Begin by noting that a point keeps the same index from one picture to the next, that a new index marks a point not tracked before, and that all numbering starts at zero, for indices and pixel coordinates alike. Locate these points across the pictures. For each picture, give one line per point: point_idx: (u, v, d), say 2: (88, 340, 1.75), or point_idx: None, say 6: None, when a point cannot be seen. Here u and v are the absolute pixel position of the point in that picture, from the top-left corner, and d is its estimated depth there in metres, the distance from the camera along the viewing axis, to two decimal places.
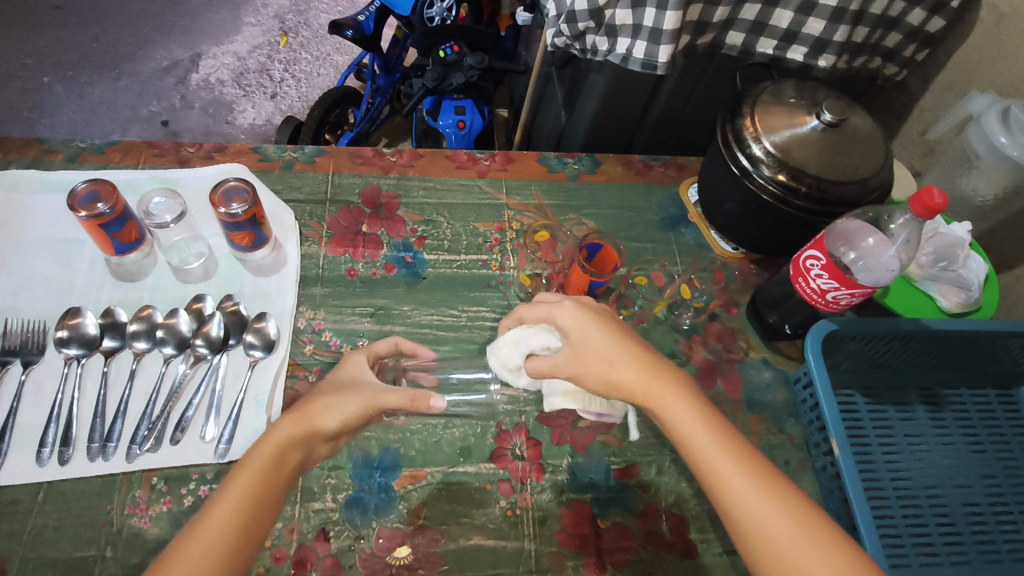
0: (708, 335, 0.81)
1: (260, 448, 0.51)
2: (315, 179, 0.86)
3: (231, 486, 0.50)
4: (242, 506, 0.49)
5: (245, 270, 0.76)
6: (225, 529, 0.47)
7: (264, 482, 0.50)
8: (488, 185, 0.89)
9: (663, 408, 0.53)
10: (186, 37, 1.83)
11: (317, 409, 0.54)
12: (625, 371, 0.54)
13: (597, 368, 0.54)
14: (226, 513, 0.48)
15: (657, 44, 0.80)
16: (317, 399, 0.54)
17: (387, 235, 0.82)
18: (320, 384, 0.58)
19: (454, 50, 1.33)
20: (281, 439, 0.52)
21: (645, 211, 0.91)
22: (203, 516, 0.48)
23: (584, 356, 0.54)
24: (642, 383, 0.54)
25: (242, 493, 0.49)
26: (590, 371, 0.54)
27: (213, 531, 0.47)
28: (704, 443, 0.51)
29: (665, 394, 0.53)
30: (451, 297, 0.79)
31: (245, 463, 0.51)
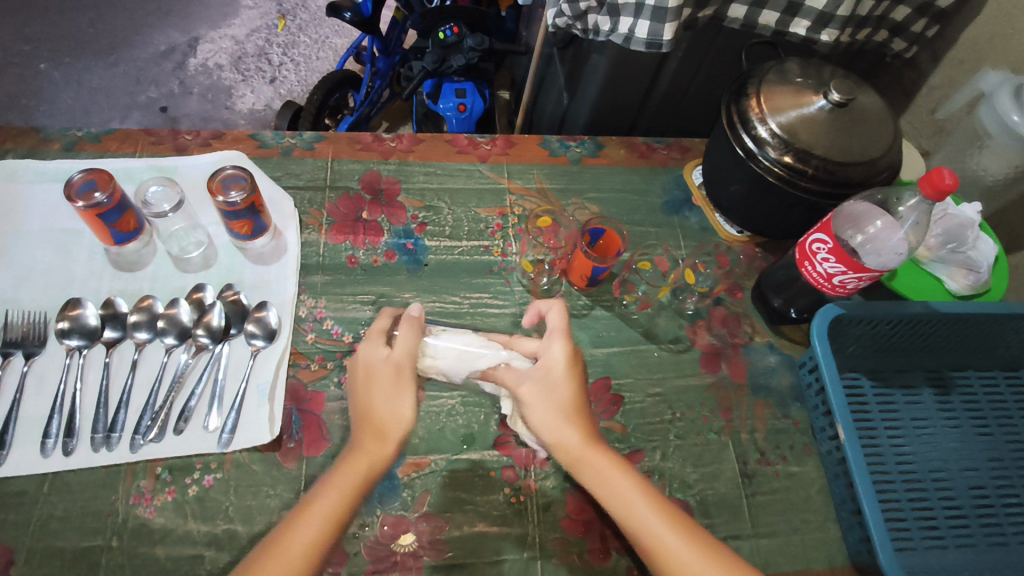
0: (712, 319, 0.80)
1: (341, 471, 0.56)
2: (314, 165, 0.84)
3: (324, 490, 0.55)
4: (322, 529, 0.53)
5: (245, 259, 0.75)
6: (304, 547, 0.51)
7: (344, 499, 0.54)
8: (490, 170, 0.88)
9: (597, 475, 0.56)
10: (183, 21, 1.81)
11: (389, 413, 0.58)
12: (569, 425, 0.57)
13: (539, 411, 0.58)
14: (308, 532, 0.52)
15: (661, 23, 0.81)
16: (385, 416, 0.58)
17: (388, 222, 0.81)
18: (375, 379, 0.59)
19: (453, 31, 1.31)
20: (365, 467, 0.56)
21: (649, 194, 0.89)
22: (287, 528, 0.52)
23: (549, 391, 0.58)
24: (580, 449, 0.57)
25: (335, 498, 0.54)
26: (547, 415, 0.58)
27: (298, 545, 0.51)
28: (638, 510, 0.54)
29: (598, 466, 0.56)
30: (453, 284, 0.78)
31: (317, 498, 0.54)
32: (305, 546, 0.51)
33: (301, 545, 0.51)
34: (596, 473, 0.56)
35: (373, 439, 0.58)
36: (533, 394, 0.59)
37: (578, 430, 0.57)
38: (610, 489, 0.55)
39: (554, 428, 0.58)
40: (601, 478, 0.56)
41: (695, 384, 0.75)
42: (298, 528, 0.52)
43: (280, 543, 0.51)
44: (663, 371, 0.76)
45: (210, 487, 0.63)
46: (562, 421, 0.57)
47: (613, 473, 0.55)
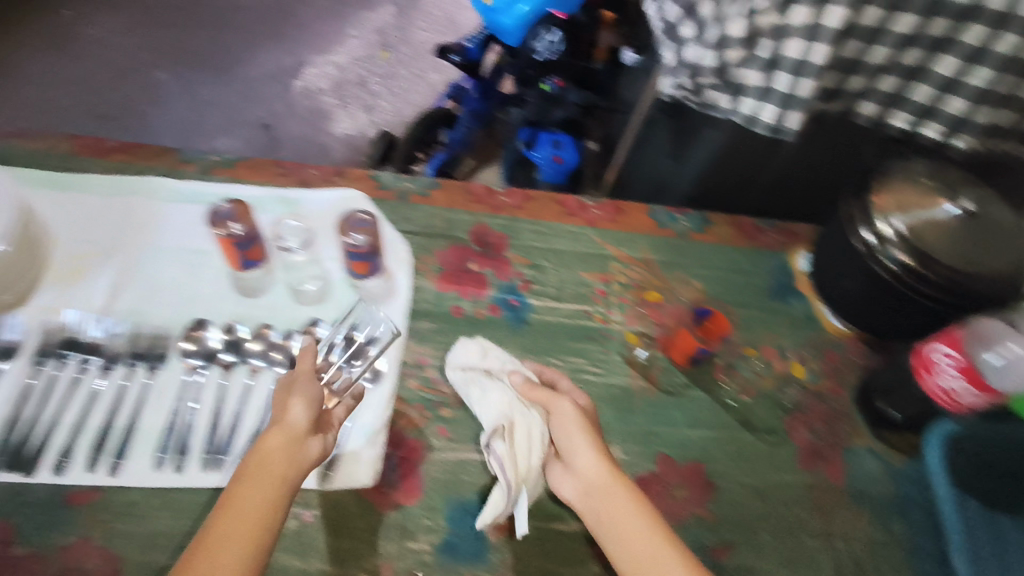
0: (812, 414, 0.78)
1: (230, 509, 0.50)
2: (427, 212, 0.87)
3: (237, 494, 0.52)
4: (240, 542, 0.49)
5: (357, 297, 0.78)
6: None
7: (250, 540, 0.49)
8: (596, 235, 0.89)
9: (613, 509, 0.61)
10: (293, 45, 1.91)
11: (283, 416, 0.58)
12: (589, 446, 0.65)
13: (576, 445, 0.65)
14: (229, 525, 0.49)
15: (788, 110, 0.82)
16: (269, 454, 0.55)
17: (494, 276, 0.83)
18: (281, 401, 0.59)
19: (558, 84, 1.34)
20: (275, 455, 0.55)
21: (753, 276, 0.89)
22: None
23: (573, 426, 0.66)
24: (602, 477, 0.63)
25: (253, 503, 0.51)
26: (574, 433, 0.66)
27: (226, 549, 0.48)
28: (653, 553, 0.57)
29: (610, 493, 0.61)
30: (554, 347, 0.79)
31: (228, 502, 0.51)
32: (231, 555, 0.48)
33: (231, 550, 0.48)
34: (619, 510, 0.60)
35: (278, 438, 0.56)
36: (572, 410, 0.67)
37: (602, 462, 0.63)
38: (618, 518, 0.60)
39: (582, 455, 0.64)
40: (619, 511, 0.60)
41: (792, 481, 0.73)
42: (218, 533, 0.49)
43: (208, 546, 0.48)
44: (759, 462, 0.74)
45: (307, 523, 0.64)
46: (586, 443, 0.65)
47: (630, 505, 0.60)
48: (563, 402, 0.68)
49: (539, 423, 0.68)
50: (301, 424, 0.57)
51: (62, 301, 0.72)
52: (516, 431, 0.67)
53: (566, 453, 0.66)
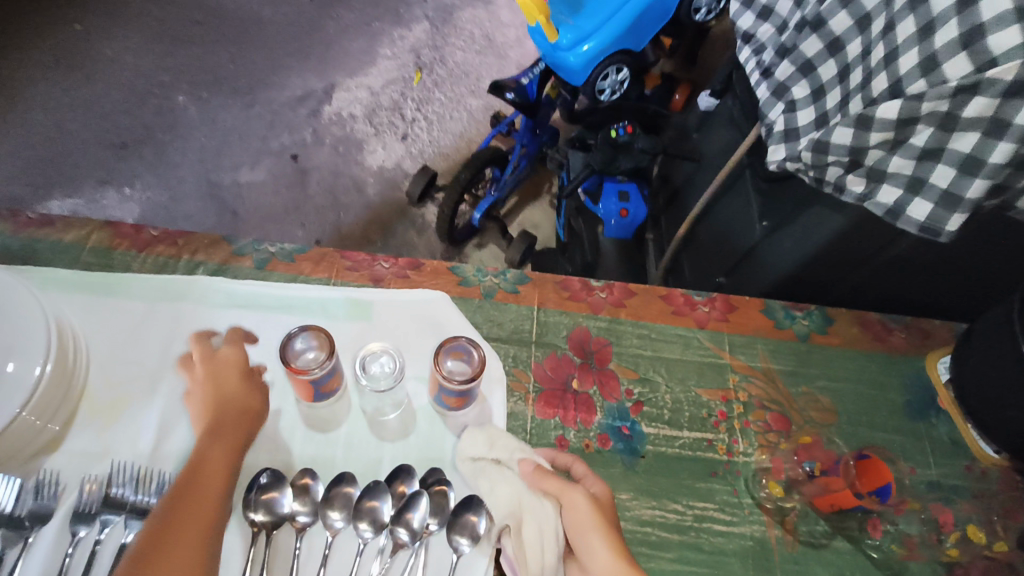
0: (974, 570, 0.67)
1: (207, 471, 0.53)
2: (518, 314, 0.75)
3: (209, 459, 0.54)
4: (220, 495, 0.52)
5: (446, 428, 0.66)
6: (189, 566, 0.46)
7: (220, 500, 0.52)
8: (709, 339, 0.77)
9: None
10: (321, 65, 1.77)
11: (239, 403, 0.59)
12: (605, 546, 0.55)
13: (587, 545, 0.56)
14: (211, 492, 0.51)
15: (951, 212, 0.69)
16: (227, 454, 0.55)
17: (600, 395, 0.71)
18: (215, 390, 0.59)
19: (627, 130, 1.23)
20: (235, 441, 0.56)
21: (888, 389, 0.77)
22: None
23: (585, 525, 0.57)
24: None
25: (219, 470, 0.53)
26: (586, 529, 0.57)
27: (207, 504, 0.50)
28: None
29: None
30: (675, 487, 0.67)
31: (203, 467, 0.53)
32: (208, 515, 0.50)
33: (209, 502, 0.51)
34: None
35: (236, 430, 0.57)
36: (582, 501, 0.57)
37: (616, 561, 0.54)
38: None
39: (592, 554, 0.55)
40: None
41: None
42: (199, 491, 0.51)
43: (187, 506, 0.50)
44: None
45: None
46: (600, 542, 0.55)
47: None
48: (573, 493, 0.58)
49: (551, 517, 0.59)
50: (257, 410, 0.60)
51: (102, 446, 0.60)
52: (525, 529, 0.59)
53: (582, 556, 0.57)
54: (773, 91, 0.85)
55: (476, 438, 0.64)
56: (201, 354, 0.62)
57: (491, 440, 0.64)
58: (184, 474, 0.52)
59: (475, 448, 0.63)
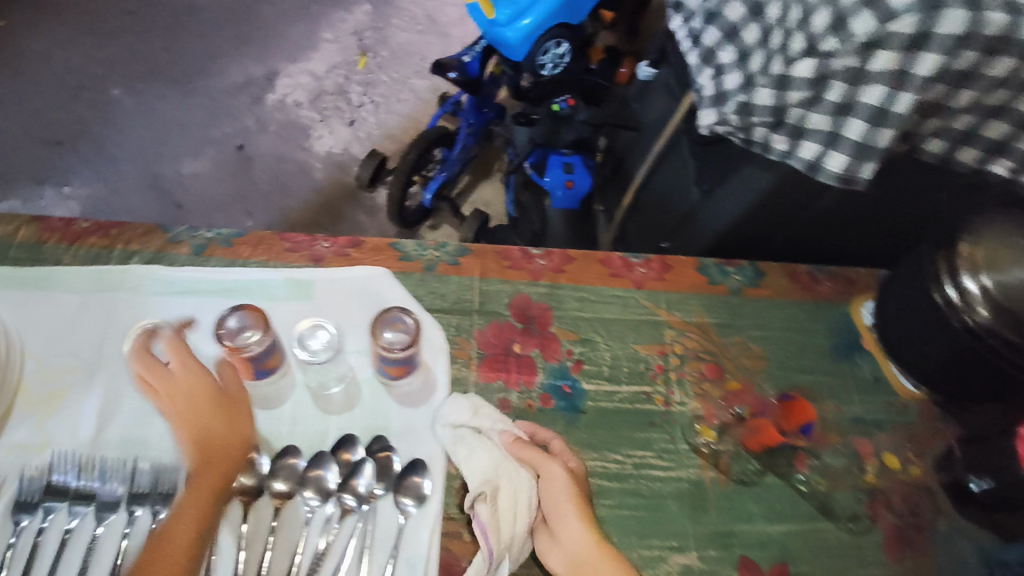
0: (892, 494, 0.72)
1: (192, 509, 0.56)
2: (459, 284, 0.76)
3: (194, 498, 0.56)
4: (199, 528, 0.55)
5: (390, 398, 0.68)
6: (185, 546, 0.54)
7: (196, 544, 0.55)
8: (646, 298, 0.80)
9: None
10: (261, 51, 1.74)
11: (236, 430, 0.60)
12: (580, 520, 0.61)
13: (561, 514, 0.62)
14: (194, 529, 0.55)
15: (863, 162, 0.74)
16: (223, 433, 0.59)
17: (542, 358, 0.73)
18: (187, 401, 0.60)
19: (568, 103, 1.25)
20: (221, 474, 0.58)
21: (815, 334, 0.81)
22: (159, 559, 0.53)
23: (561, 498, 0.62)
24: (583, 547, 0.60)
25: (199, 511, 0.56)
26: (562, 501, 0.62)
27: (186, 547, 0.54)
28: None
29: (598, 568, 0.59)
30: (613, 439, 0.70)
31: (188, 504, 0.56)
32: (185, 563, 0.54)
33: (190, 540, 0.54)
34: None
35: (225, 463, 0.58)
36: (561, 475, 0.63)
37: (589, 532, 0.61)
38: None
39: (565, 524, 0.61)
40: None
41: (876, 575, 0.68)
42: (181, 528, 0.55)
43: (171, 551, 0.53)
44: (842, 556, 0.69)
45: None
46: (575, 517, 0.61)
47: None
48: (551, 466, 0.64)
49: (526, 487, 0.64)
50: (245, 437, 0.61)
51: (41, 437, 0.61)
52: (501, 496, 0.63)
53: (555, 524, 0.62)
54: (702, 58, 0.86)
55: (462, 407, 0.67)
56: (145, 369, 0.62)
57: (478, 409, 0.67)
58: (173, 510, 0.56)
59: (461, 415, 0.66)
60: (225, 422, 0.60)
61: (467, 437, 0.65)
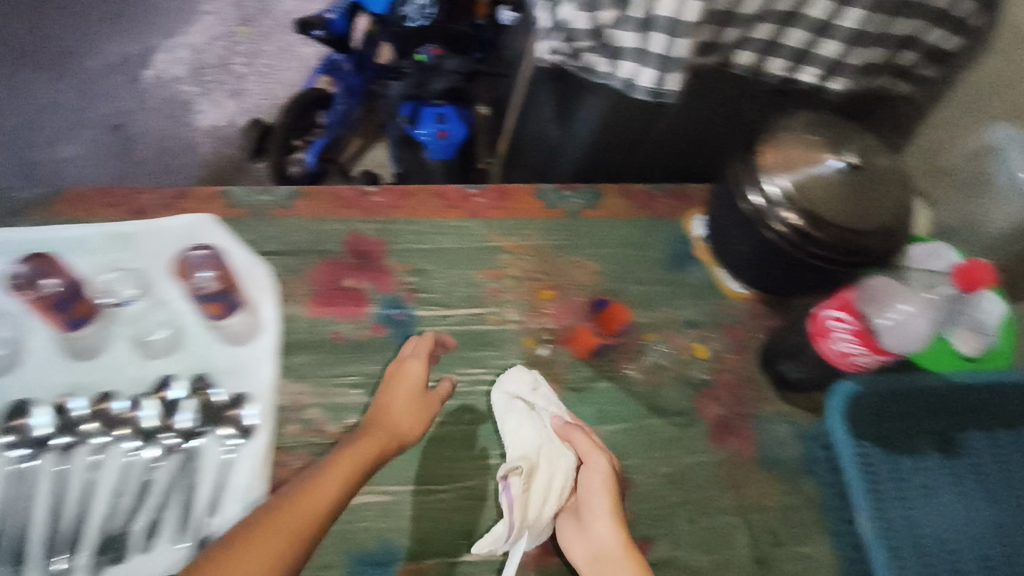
0: (720, 387, 0.77)
1: (324, 479, 0.56)
2: (291, 226, 0.77)
3: (329, 471, 0.57)
4: (336, 497, 0.55)
5: (217, 339, 0.68)
6: (318, 509, 0.53)
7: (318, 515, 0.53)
8: (484, 226, 0.82)
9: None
10: (135, 28, 1.68)
11: (395, 422, 0.64)
12: (609, 512, 0.63)
13: (595, 505, 0.63)
14: (326, 495, 0.54)
15: (666, 73, 0.77)
16: (407, 424, 0.64)
17: (375, 290, 0.75)
18: (389, 399, 0.66)
19: (432, 53, 1.24)
20: (367, 452, 0.60)
21: (650, 248, 0.85)
22: (291, 501, 0.53)
23: (598, 492, 0.64)
24: (614, 542, 0.61)
25: (336, 483, 0.56)
26: (597, 492, 0.64)
27: (311, 510, 0.53)
28: None
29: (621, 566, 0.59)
30: (446, 360, 0.73)
31: (323, 476, 0.56)
32: (303, 520, 0.52)
33: (323, 502, 0.54)
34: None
35: (373, 444, 0.61)
36: (604, 465, 0.65)
37: (619, 531, 0.62)
38: None
39: (597, 517, 0.62)
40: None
41: (703, 461, 0.73)
42: (316, 494, 0.54)
43: (286, 510, 0.52)
44: (671, 448, 0.73)
45: None
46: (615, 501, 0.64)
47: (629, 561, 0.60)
48: (597, 455, 0.66)
49: (569, 468, 0.66)
50: (408, 433, 0.64)
51: None
52: (537, 476, 0.65)
53: (584, 512, 0.64)
54: None
55: (513, 382, 0.71)
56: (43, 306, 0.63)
57: (536, 387, 0.71)
58: (302, 480, 0.56)
59: (514, 388, 0.70)
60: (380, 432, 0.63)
61: (500, 414, 0.69)
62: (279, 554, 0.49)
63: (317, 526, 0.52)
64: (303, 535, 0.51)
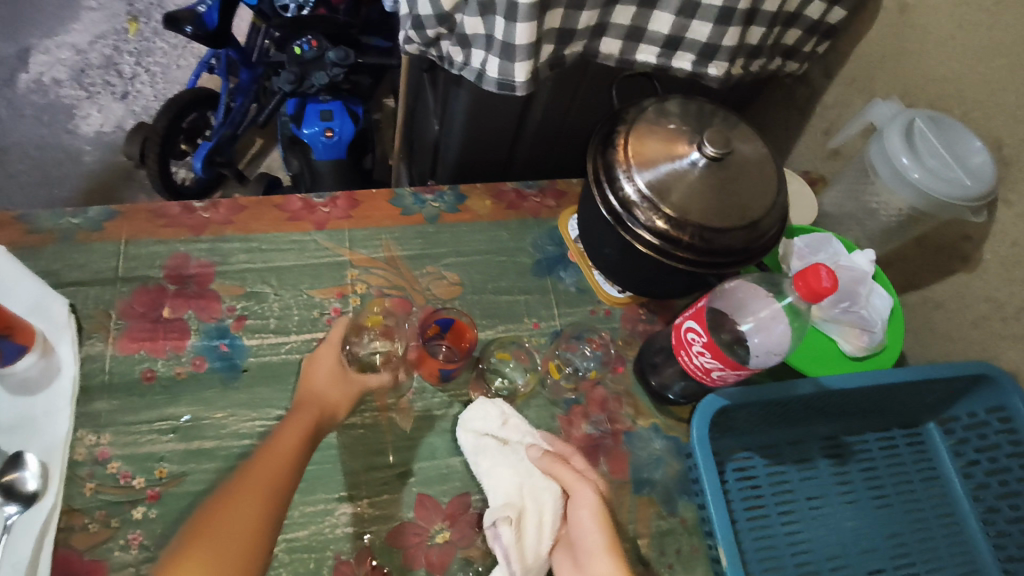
0: (590, 404, 0.70)
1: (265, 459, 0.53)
2: (100, 252, 0.68)
3: (276, 449, 0.54)
4: (286, 471, 0.52)
5: (2, 387, 0.60)
6: (270, 484, 0.51)
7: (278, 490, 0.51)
8: (327, 238, 0.74)
9: None
10: (10, 28, 1.55)
11: (321, 394, 0.60)
12: (606, 549, 0.55)
13: (587, 544, 0.56)
14: (275, 473, 0.52)
15: (512, 62, 0.69)
16: (337, 395, 0.60)
17: (197, 318, 0.67)
18: (308, 382, 0.60)
19: (312, 45, 1.17)
20: (300, 430, 0.56)
21: (518, 253, 0.78)
22: (253, 467, 0.52)
23: (592, 525, 0.57)
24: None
25: (287, 459, 0.53)
26: (591, 527, 0.57)
27: (263, 487, 0.50)
28: None
29: None
30: (278, 392, 0.65)
31: (268, 453, 0.53)
32: (260, 497, 0.50)
33: (275, 479, 0.51)
34: None
35: (308, 413, 0.58)
36: (593, 499, 0.57)
37: (618, 566, 0.55)
38: None
39: (595, 558, 0.55)
40: None
41: None
42: (263, 472, 0.52)
43: (235, 498, 0.49)
44: None
45: None
46: (605, 538, 0.56)
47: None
48: (583, 487, 0.58)
49: (552, 506, 0.59)
50: (336, 402, 0.60)
51: None
52: (526, 520, 0.58)
53: (580, 551, 0.57)
54: None
55: (479, 416, 0.65)
56: None
57: (506, 417, 0.65)
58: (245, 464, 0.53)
59: (481, 422, 0.64)
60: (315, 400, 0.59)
61: (477, 457, 0.63)
62: (257, 514, 0.49)
63: (289, 478, 0.52)
64: (278, 491, 0.51)
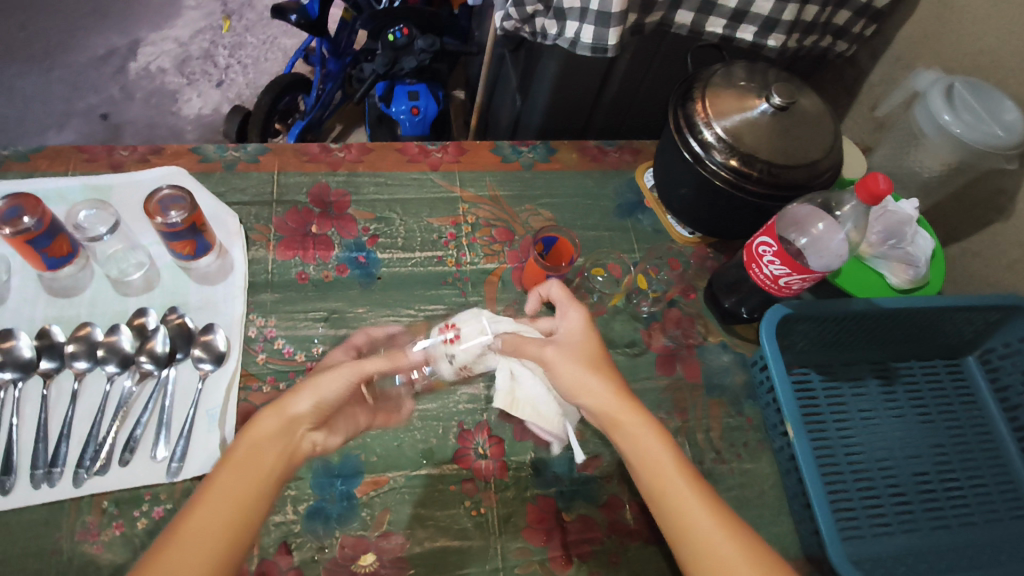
0: (667, 321, 0.82)
1: (205, 499, 0.47)
2: (258, 180, 0.82)
3: (212, 487, 0.48)
4: (224, 514, 0.47)
5: (189, 279, 0.74)
6: (207, 531, 0.46)
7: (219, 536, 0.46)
8: (441, 178, 0.87)
9: (631, 438, 0.55)
10: (121, 22, 1.74)
11: (287, 400, 0.53)
12: (599, 385, 0.57)
13: (570, 381, 0.58)
14: (210, 518, 0.46)
15: (606, 28, 0.81)
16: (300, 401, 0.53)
17: (338, 235, 0.80)
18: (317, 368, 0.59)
19: (403, 33, 1.29)
20: (243, 457, 0.50)
21: (602, 198, 0.90)
22: (187, 511, 0.47)
23: (563, 369, 0.58)
24: (612, 401, 0.56)
25: (224, 497, 0.47)
26: (573, 369, 0.57)
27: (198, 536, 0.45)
28: (668, 475, 0.53)
29: (628, 416, 0.55)
30: (407, 296, 0.77)
31: (206, 493, 0.48)
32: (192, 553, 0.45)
33: (214, 525, 0.46)
34: (642, 438, 0.54)
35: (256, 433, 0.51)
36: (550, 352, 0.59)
37: (608, 386, 0.57)
38: (647, 452, 0.54)
39: (585, 387, 0.57)
40: (637, 442, 0.54)
41: (652, 387, 0.77)
42: (201, 512, 0.46)
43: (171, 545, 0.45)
44: None
45: (160, 518, 0.61)
46: (593, 377, 0.57)
47: (645, 428, 0.55)
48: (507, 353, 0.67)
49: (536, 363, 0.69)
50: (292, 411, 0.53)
51: None
52: None
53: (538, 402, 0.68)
54: None
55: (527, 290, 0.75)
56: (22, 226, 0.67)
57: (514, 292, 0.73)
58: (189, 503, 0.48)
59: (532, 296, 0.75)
60: (277, 410, 0.53)
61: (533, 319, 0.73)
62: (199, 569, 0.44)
63: (235, 522, 0.47)
64: (224, 543, 0.46)
